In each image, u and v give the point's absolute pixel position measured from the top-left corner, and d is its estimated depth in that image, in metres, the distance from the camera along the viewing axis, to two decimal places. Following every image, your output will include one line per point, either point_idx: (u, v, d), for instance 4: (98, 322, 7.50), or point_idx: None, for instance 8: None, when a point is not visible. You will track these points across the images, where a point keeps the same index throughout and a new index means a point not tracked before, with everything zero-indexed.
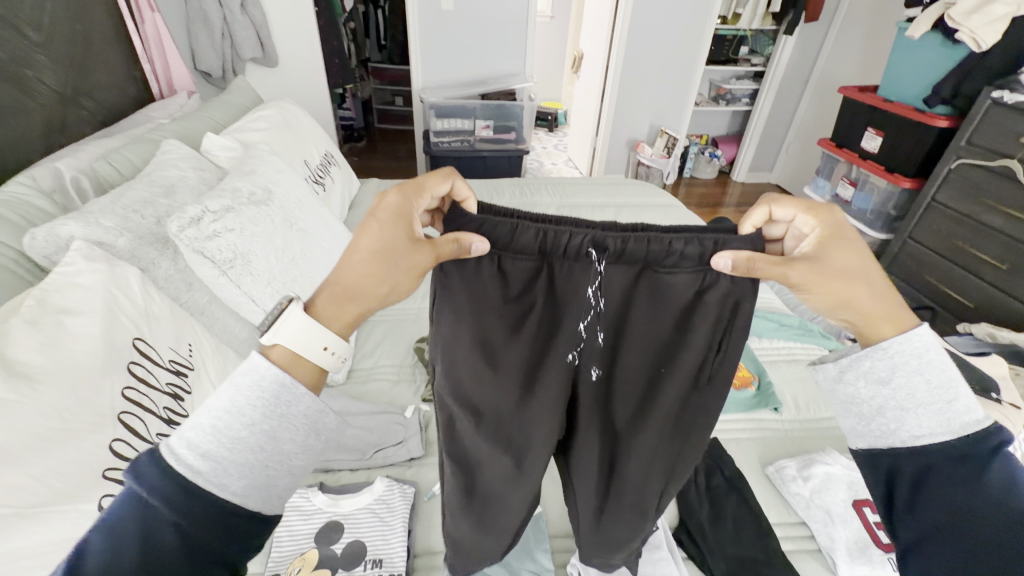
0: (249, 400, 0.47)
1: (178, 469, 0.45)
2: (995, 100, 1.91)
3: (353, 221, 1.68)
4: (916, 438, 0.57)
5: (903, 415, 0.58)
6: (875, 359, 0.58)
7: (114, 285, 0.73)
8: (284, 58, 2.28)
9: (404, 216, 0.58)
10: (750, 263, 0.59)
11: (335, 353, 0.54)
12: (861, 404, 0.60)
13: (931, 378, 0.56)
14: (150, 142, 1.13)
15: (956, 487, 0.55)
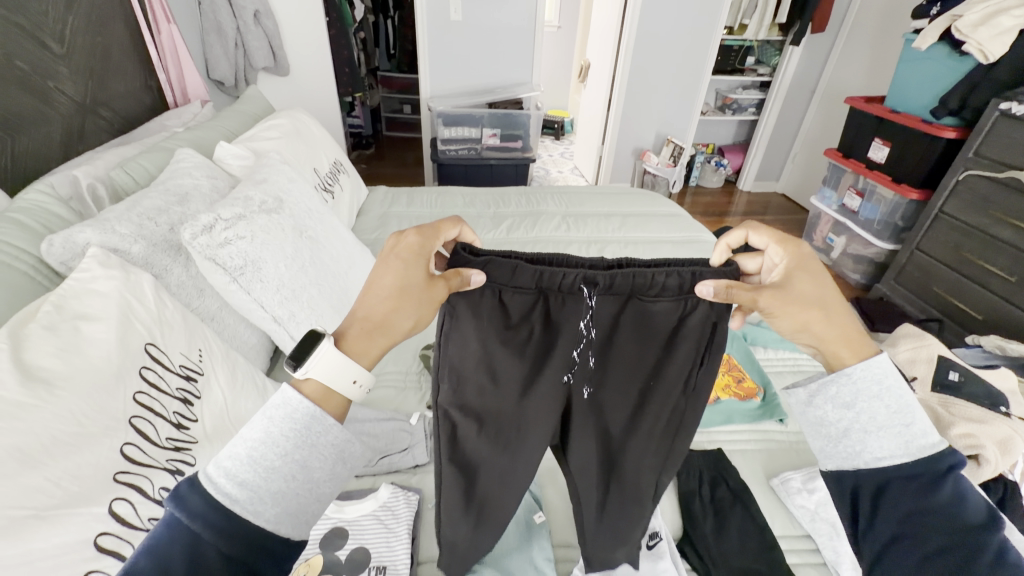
0: (282, 431, 0.50)
1: (217, 497, 0.47)
2: (1003, 112, 1.90)
3: (361, 228, 1.70)
4: (878, 459, 0.60)
5: (864, 436, 0.60)
6: (840, 384, 0.61)
7: (128, 291, 0.75)
8: (295, 67, 2.32)
9: (424, 253, 0.62)
10: (728, 290, 0.63)
11: (361, 384, 0.56)
12: (828, 427, 0.62)
13: (890, 403, 0.60)
14: (165, 151, 1.16)
15: (912, 503, 0.58)
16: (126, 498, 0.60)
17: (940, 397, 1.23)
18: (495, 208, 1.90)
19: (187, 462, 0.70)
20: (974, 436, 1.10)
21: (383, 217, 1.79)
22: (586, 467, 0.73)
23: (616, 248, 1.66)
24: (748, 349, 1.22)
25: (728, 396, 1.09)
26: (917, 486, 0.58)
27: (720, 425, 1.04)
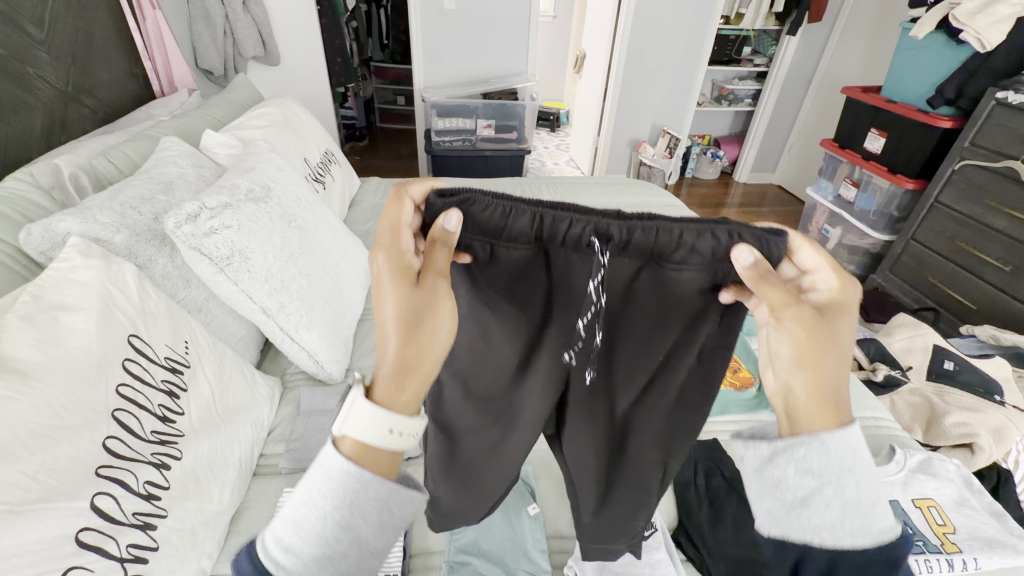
0: (320, 492, 0.47)
1: (267, 565, 0.46)
2: (999, 101, 1.89)
3: (354, 219, 1.68)
4: (832, 539, 0.52)
5: (824, 509, 0.52)
6: (810, 448, 0.52)
7: (110, 280, 0.72)
8: (285, 56, 2.28)
9: (405, 270, 0.55)
10: (765, 274, 0.53)
11: (402, 434, 0.50)
12: (786, 491, 0.54)
13: (860, 479, 0.52)
14: (149, 139, 1.13)
15: None
16: (108, 493, 0.58)
17: (934, 386, 1.23)
18: None
19: (172, 455, 0.68)
20: (969, 424, 1.10)
21: (376, 208, 1.77)
22: (580, 445, 0.71)
23: None
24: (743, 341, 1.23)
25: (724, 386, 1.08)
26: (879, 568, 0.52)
27: (715, 415, 1.04)
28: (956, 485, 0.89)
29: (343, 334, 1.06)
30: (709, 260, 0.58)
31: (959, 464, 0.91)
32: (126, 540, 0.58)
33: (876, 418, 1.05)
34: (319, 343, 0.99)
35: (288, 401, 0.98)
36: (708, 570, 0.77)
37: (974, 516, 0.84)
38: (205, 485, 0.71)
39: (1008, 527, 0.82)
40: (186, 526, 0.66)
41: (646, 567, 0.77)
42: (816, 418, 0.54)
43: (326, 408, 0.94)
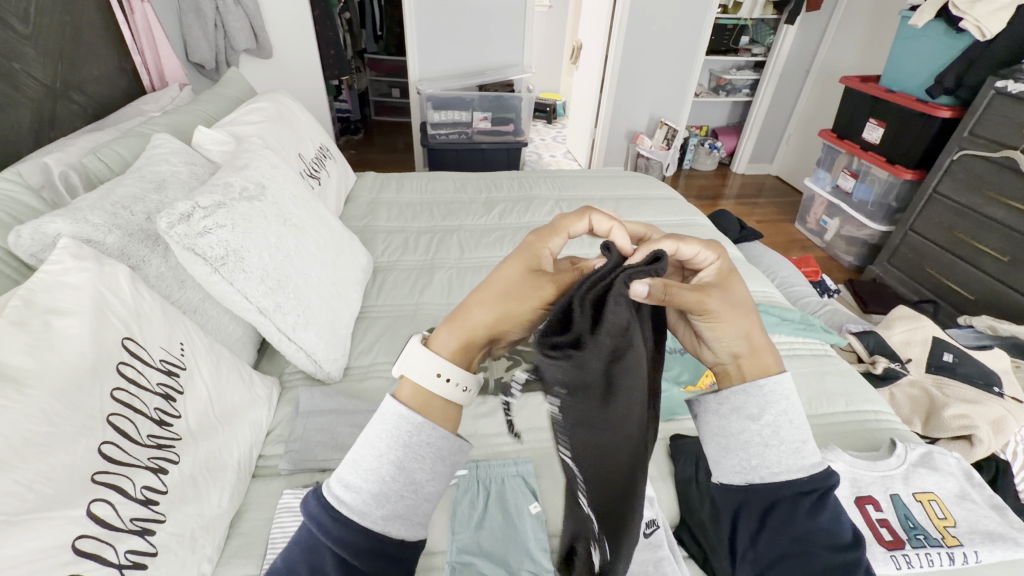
0: (377, 433, 0.50)
1: (331, 500, 0.50)
2: (998, 90, 1.88)
3: (350, 215, 1.66)
4: (772, 475, 0.58)
5: (764, 451, 0.58)
6: (749, 396, 0.57)
7: (103, 283, 0.71)
8: (278, 49, 2.24)
9: (526, 261, 0.56)
10: (666, 292, 0.53)
11: (448, 380, 0.52)
12: (728, 438, 0.59)
13: (792, 418, 0.57)
14: (141, 136, 1.11)
15: (794, 522, 0.58)
16: (106, 499, 0.57)
17: (934, 378, 1.23)
18: (487, 194, 1.87)
19: (170, 459, 0.67)
20: (968, 416, 1.11)
21: (372, 204, 1.75)
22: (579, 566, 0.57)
23: None
24: None
25: None
26: (806, 504, 0.57)
27: None
28: (956, 478, 0.89)
29: (341, 333, 1.05)
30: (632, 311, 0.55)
31: (959, 458, 0.91)
32: (125, 547, 0.57)
33: (877, 412, 1.04)
34: (317, 342, 0.98)
35: (286, 401, 0.97)
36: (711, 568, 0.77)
37: (975, 510, 0.84)
38: (204, 489, 0.70)
39: (1009, 520, 0.82)
40: (185, 531, 0.65)
41: (649, 565, 0.74)
42: (756, 373, 0.58)
43: (325, 409, 0.93)
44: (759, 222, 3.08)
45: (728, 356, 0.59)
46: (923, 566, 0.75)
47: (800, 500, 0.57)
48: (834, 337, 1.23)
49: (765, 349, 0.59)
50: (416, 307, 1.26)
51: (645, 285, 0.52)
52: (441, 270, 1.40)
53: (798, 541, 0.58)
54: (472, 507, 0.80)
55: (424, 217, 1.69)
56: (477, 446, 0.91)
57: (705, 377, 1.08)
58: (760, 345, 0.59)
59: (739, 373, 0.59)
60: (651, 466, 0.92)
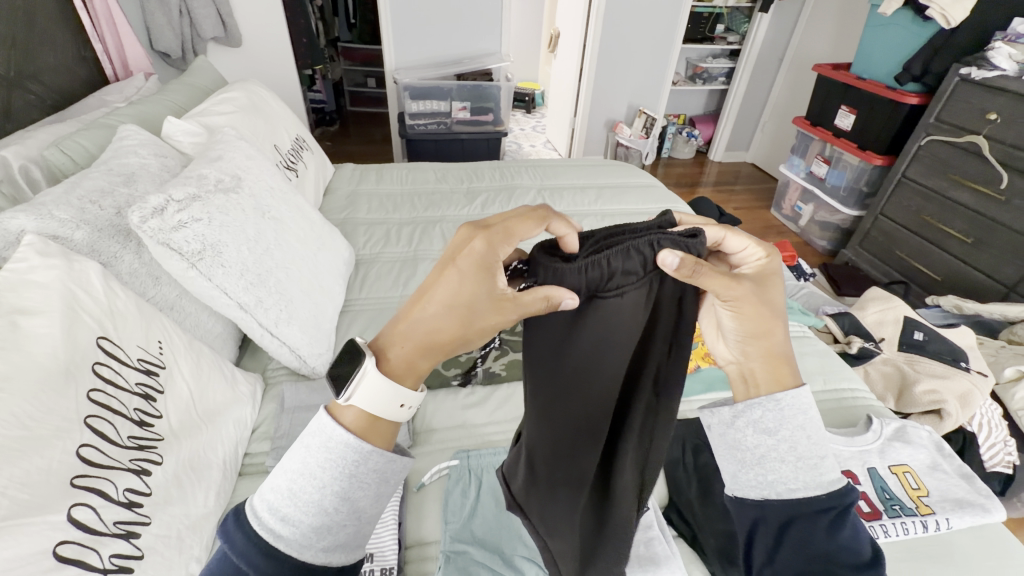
0: (318, 463, 0.46)
1: (262, 534, 0.45)
2: (963, 77, 1.94)
3: (329, 208, 1.63)
4: (788, 492, 0.55)
5: (779, 465, 0.56)
6: (766, 409, 0.56)
7: (72, 281, 0.68)
8: (247, 37, 2.17)
9: (487, 269, 0.52)
10: (695, 269, 0.54)
11: (410, 407, 0.52)
12: (744, 452, 0.57)
13: (812, 434, 0.55)
14: (106, 127, 1.06)
15: (816, 539, 0.54)
16: (86, 503, 0.55)
17: (905, 356, 1.28)
18: (468, 184, 1.86)
19: (152, 461, 0.65)
20: (937, 391, 1.16)
21: (351, 196, 1.71)
22: (530, 490, 0.67)
23: (593, 221, 1.64)
24: None
25: (708, 364, 1.09)
26: (824, 522, 0.54)
27: (701, 392, 1.03)
28: (929, 450, 0.93)
29: (325, 327, 1.03)
30: (644, 272, 0.60)
31: (931, 431, 0.95)
32: (109, 551, 0.55)
33: (854, 390, 1.08)
34: (300, 337, 0.97)
35: (270, 398, 0.95)
36: (700, 545, 0.77)
37: (946, 479, 0.88)
38: (189, 490, 0.69)
39: (977, 488, 0.86)
40: (171, 533, 0.63)
41: (641, 545, 0.75)
42: (769, 383, 0.57)
43: (311, 404, 0.92)
44: (736, 209, 3.14)
45: (744, 356, 0.58)
46: (899, 534, 0.78)
47: (817, 519, 0.54)
48: (811, 319, 1.27)
49: (783, 361, 0.58)
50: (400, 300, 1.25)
51: (677, 258, 0.54)
52: (424, 262, 1.39)
53: (819, 558, 0.54)
54: (465, 495, 0.79)
55: (405, 208, 1.66)
56: (468, 436, 0.91)
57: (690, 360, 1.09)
58: (779, 354, 0.58)
59: (751, 378, 0.58)
60: None
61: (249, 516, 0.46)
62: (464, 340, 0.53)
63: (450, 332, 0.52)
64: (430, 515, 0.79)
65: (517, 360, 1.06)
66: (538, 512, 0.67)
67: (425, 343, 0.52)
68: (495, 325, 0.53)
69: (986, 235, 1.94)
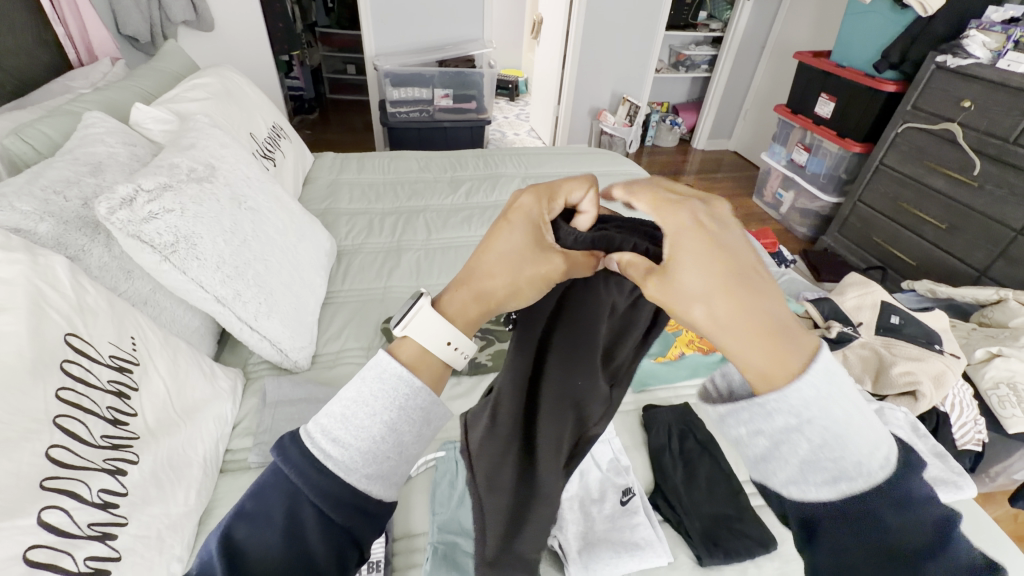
0: (372, 392, 0.45)
1: (314, 451, 0.45)
2: (939, 65, 1.97)
3: (310, 198, 1.60)
4: (799, 495, 0.40)
5: (786, 466, 0.40)
6: (754, 411, 0.40)
7: (38, 276, 0.65)
8: (219, 21, 2.09)
9: (537, 223, 0.51)
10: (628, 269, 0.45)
11: (458, 348, 0.48)
12: (746, 450, 0.43)
13: (829, 427, 0.38)
14: (70, 114, 1.01)
15: (844, 553, 0.39)
16: (59, 506, 0.54)
17: (882, 339, 1.31)
18: (452, 173, 1.83)
19: (129, 460, 0.63)
20: (913, 373, 1.19)
21: (332, 186, 1.68)
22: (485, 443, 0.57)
23: None
24: None
25: (692, 351, 1.09)
26: (849, 529, 0.39)
27: (685, 379, 1.04)
28: (906, 431, 0.95)
29: (307, 320, 1.02)
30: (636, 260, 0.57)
31: (908, 412, 0.98)
32: (84, 554, 0.54)
33: None
34: (282, 330, 0.95)
35: (252, 393, 0.93)
36: (685, 530, 0.78)
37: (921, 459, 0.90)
38: (167, 488, 0.67)
39: (950, 466, 0.89)
40: (150, 533, 0.62)
41: (627, 530, 0.76)
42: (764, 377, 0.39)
43: (293, 398, 0.90)
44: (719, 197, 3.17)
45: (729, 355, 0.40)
46: None
47: (842, 527, 0.39)
48: None
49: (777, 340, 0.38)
50: (384, 291, 1.23)
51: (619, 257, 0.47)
52: (408, 253, 1.37)
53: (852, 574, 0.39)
54: (452, 486, 0.79)
55: (388, 198, 1.64)
56: (455, 428, 0.90)
57: (674, 347, 1.10)
58: (774, 332, 0.38)
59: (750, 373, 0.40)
60: (625, 435, 0.92)
61: (303, 436, 0.46)
62: (513, 295, 0.50)
63: (505, 286, 0.49)
64: (417, 507, 0.78)
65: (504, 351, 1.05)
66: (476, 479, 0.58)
67: (481, 290, 0.49)
68: (547, 274, 0.50)
69: (959, 221, 1.99)
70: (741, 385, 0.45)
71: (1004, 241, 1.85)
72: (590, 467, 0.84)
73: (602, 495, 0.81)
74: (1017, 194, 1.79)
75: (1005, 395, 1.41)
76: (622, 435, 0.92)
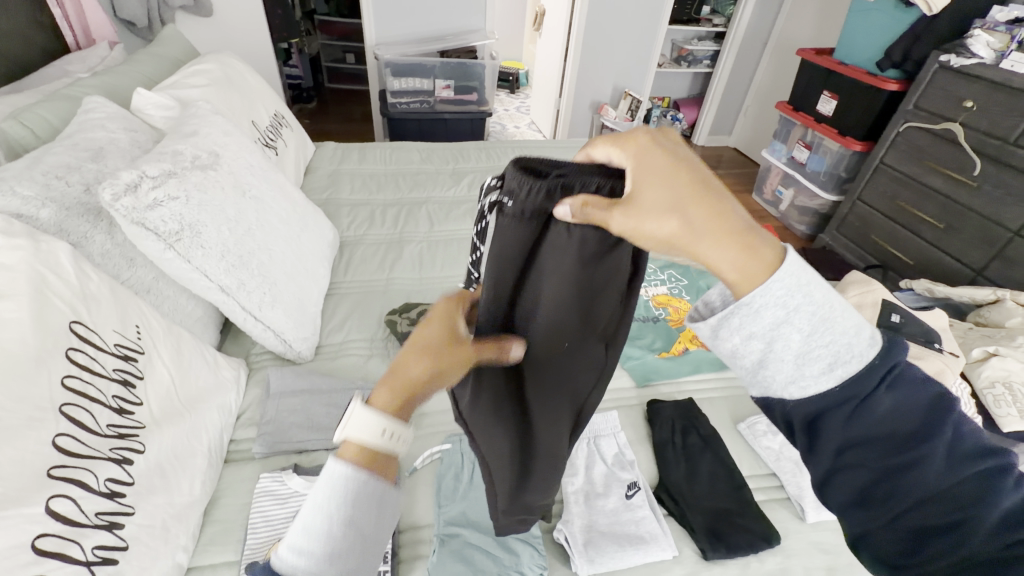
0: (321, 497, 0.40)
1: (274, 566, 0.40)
2: (942, 64, 1.97)
3: (311, 187, 1.58)
4: (800, 392, 0.43)
5: (782, 364, 0.42)
6: (743, 316, 0.40)
7: (40, 262, 0.64)
8: (218, 6, 2.06)
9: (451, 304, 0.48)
10: (586, 210, 0.41)
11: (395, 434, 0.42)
12: (741, 358, 0.43)
13: (816, 310, 0.41)
14: (70, 98, 0.99)
15: (853, 426, 0.44)
16: (66, 495, 0.53)
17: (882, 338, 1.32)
18: (454, 165, 1.82)
19: (135, 449, 0.63)
20: None
21: (333, 176, 1.67)
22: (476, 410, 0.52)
23: None
24: None
25: (695, 347, 1.10)
26: (848, 410, 0.43)
27: (688, 374, 1.04)
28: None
29: (310, 311, 1.01)
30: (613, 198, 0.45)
31: None
32: (91, 543, 0.53)
33: None
34: (285, 321, 0.94)
35: (255, 383, 0.93)
36: (689, 524, 0.78)
37: None
38: (172, 478, 0.67)
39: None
40: (156, 522, 0.62)
41: (631, 524, 0.76)
42: (748, 276, 0.39)
43: (297, 389, 0.90)
44: None
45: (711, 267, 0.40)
46: None
47: (847, 407, 0.43)
48: None
49: (747, 232, 0.38)
50: (387, 282, 1.23)
51: (565, 205, 0.43)
52: (410, 244, 1.36)
53: (856, 443, 0.45)
54: (457, 479, 0.79)
55: (390, 188, 1.63)
56: None
57: (678, 343, 1.11)
58: (745, 234, 0.39)
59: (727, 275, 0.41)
60: (629, 430, 0.92)
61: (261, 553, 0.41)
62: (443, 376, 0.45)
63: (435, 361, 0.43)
64: (422, 498, 0.78)
65: None
66: (482, 435, 0.55)
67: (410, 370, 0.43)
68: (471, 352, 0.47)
69: (957, 220, 2.00)
70: (720, 301, 0.43)
71: (1001, 241, 1.86)
72: (594, 461, 0.85)
73: (607, 489, 0.81)
74: (1016, 194, 1.80)
75: (1001, 395, 1.41)
76: (627, 430, 0.92)
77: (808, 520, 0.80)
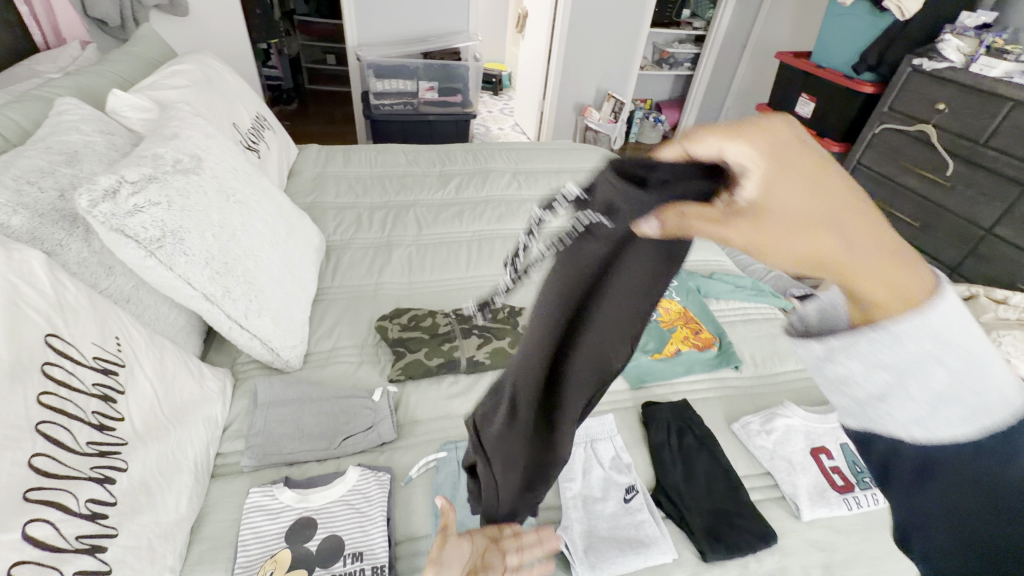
0: None
1: None
2: (915, 68, 2.02)
3: (295, 190, 1.55)
4: (925, 434, 0.36)
5: (909, 403, 0.36)
6: (879, 346, 0.34)
7: (12, 272, 0.60)
8: (195, 5, 2.01)
9: None
10: (680, 225, 0.36)
11: None
12: (855, 387, 0.37)
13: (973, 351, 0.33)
14: (41, 100, 0.95)
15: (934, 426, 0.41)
16: (44, 519, 0.50)
17: None
18: (440, 167, 1.81)
19: (117, 467, 0.60)
20: None
21: (318, 179, 1.64)
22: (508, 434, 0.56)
23: None
24: (702, 302, 1.25)
25: (687, 347, 1.09)
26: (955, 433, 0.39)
27: (681, 375, 1.04)
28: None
29: (298, 317, 0.99)
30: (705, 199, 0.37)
31: None
32: (72, 568, 0.51)
33: None
34: (272, 328, 0.92)
35: (242, 394, 0.90)
36: (688, 526, 0.78)
37: None
38: (157, 495, 0.64)
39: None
40: (141, 543, 0.59)
41: (631, 528, 0.76)
42: (894, 300, 0.33)
43: (286, 398, 0.87)
44: None
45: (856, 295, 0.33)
46: (869, 505, 0.82)
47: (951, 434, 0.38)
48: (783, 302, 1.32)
49: (899, 253, 0.32)
50: (376, 287, 1.21)
51: (652, 223, 0.38)
52: (399, 248, 1.34)
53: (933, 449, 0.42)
54: (454, 488, 0.77)
55: (376, 191, 1.60)
56: (454, 426, 0.89)
57: (670, 344, 1.10)
58: (896, 255, 0.32)
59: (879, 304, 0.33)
60: (625, 432, 0.92)
61: None
62: None
63: None
64: (419, 509, 0.76)
65: (501, 348, 1.03)
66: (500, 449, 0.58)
67: None
68: None
69: (933, 219, 2.06)
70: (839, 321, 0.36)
71: (975, 239, 1.92)
72: (592, 465, 0.84)
73: (605, 494, 0.81)
74: (987, 194, 1.86)
75: None
76: (623, 432, 0.92)
77: (803, 518, 0.80)
